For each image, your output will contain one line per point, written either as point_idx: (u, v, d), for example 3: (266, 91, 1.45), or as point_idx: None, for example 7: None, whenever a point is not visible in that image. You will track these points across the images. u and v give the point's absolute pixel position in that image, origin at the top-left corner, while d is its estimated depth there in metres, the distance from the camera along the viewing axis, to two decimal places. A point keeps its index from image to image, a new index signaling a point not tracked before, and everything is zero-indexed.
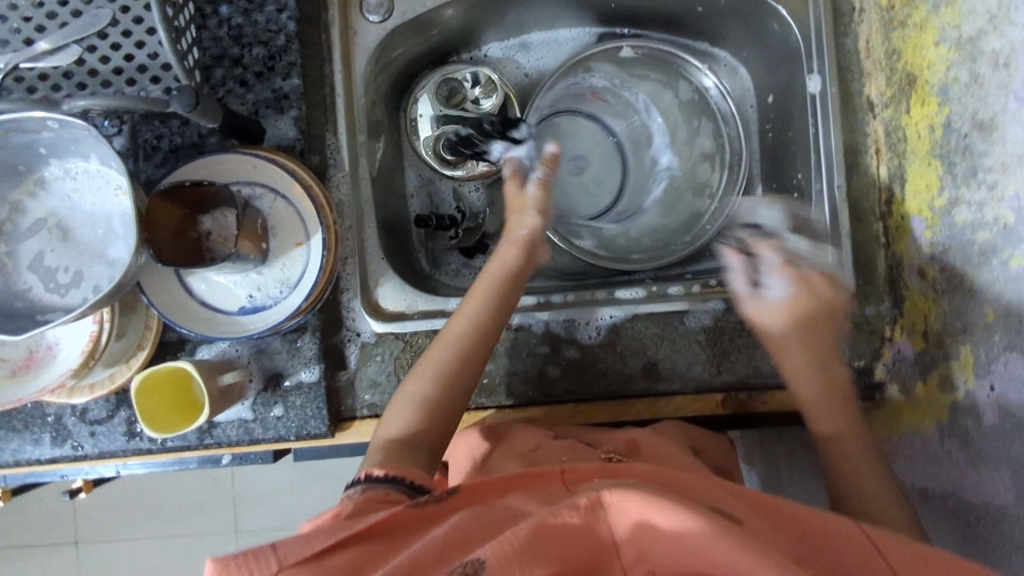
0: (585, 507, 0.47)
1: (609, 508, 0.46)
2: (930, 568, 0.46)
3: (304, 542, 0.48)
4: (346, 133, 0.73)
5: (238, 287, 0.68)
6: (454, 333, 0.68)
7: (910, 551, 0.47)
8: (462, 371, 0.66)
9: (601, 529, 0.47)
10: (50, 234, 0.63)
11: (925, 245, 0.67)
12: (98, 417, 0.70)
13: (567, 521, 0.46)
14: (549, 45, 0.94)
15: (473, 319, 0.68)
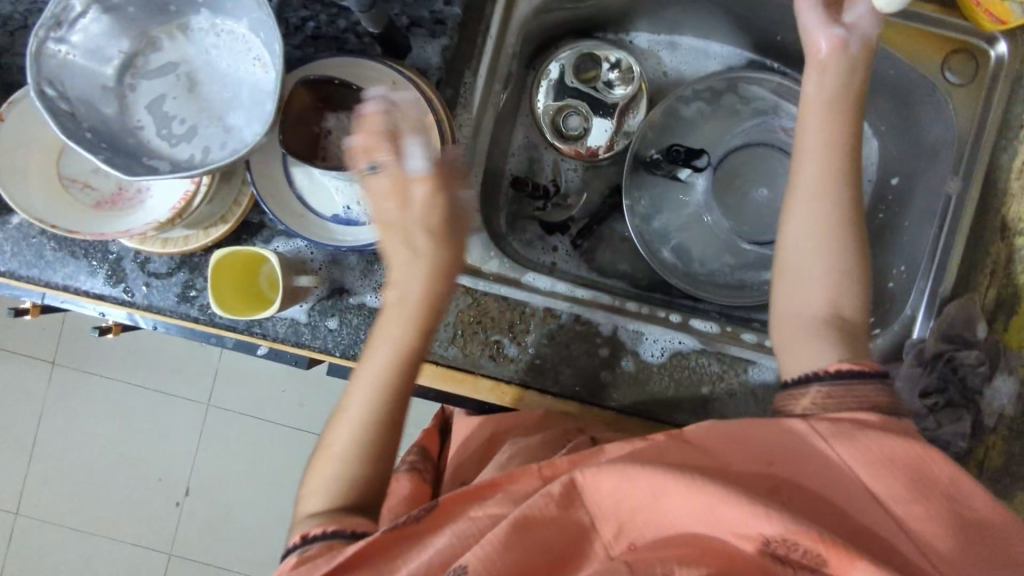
0: (559, 491, 0.49)
1: (582, 488, 0.50)
2: (894, 460, 0.48)
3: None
4: (485, 78, 0.71)
5: (338, 195, 0.65)
6: (408, 293, 0.55)
7: (860, 447, 0.48)
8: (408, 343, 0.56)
9: (577, 512, 0.49)
10: (177, 80, 0.61)
11: (1015, 380, 0.68)
12: (159, 270, 0.69)
13: (543, 511, 0.48)
14: (696, 53, 0.90)
15: (401, 316, 0.55)
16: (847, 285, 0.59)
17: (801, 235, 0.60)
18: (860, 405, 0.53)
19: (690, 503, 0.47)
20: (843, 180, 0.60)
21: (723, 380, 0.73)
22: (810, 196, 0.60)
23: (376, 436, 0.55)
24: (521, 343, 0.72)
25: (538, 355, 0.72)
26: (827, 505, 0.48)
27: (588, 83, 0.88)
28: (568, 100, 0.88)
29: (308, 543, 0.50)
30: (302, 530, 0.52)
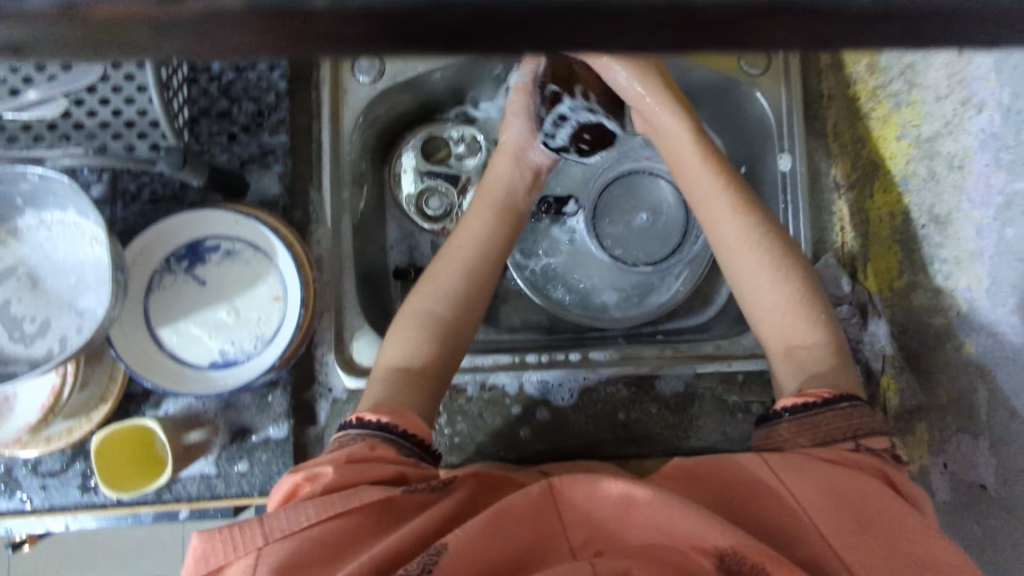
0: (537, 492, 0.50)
1: (559, 493, 0.50)
2: (833, 488, 0.49)
3: (299, 513, 0.46)
4: (330, 190, 0.73)
5: (212, 341, 0.67)
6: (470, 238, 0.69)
7: (812, 479, 0.50)
8: (495, 224, 0.71)
9: (553, 508, 0.50)
10: (19, 282, 0.62)
11: (885, 321, 0.71)
12: (52, 469, 0.67)
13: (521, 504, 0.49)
14: None
15: (467, 278, 0.67)
16: (814, 308, 0.63)
17: (751, 266, 0.64)
18: (818, 437, 0.54)
19: (653, 509, 0.47)
20: (748, 218, 0.65)
21: (636, 402, 0.75)
22: (737, 227, 0.65)
23: (430, 352, 0.63)
24: (436, 427, 0.73)
25: (455, 434, 0.74)
26: (770, 526, 0.49)
27: (442, 162, 0.85)
28: (426, 182, 0.84)
29: (361, 435, 0.54)
30: (359, 412, 0.57)
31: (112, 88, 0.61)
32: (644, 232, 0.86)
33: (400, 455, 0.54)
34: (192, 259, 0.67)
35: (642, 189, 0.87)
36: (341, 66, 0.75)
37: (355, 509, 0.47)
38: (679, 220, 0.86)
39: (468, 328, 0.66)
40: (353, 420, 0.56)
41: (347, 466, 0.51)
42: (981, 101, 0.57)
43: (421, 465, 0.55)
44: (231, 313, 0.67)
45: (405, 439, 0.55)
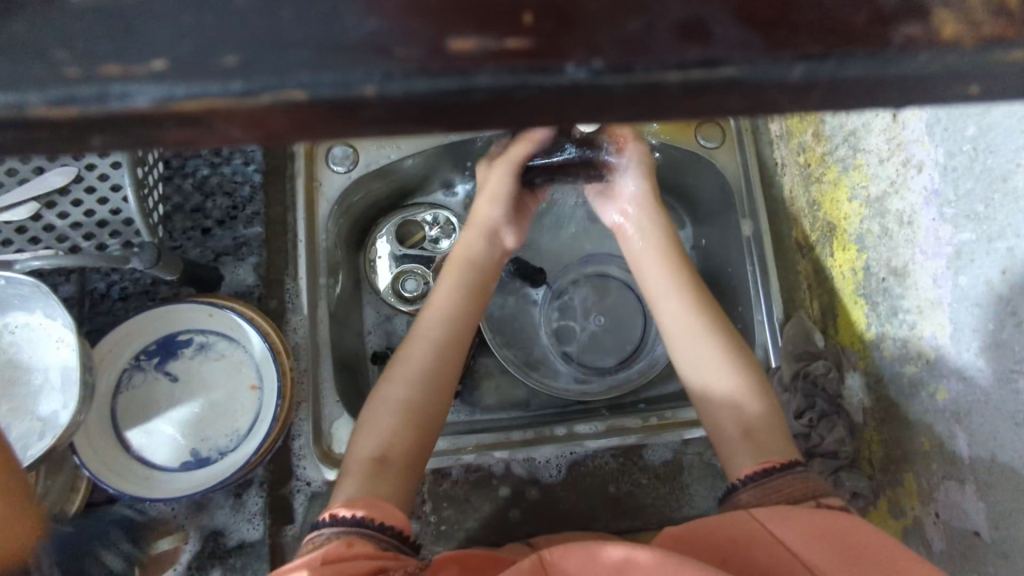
0: (526, 567, 0.47)
1: (551, 565, 0.47)
2: (813, 529, 0.48)
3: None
4: (305, 277, 0.73)
5: (184, 440, 0.64)
6: (432, 317, 0.66)
7: (789, 521, 0.49)
8: (468, 304, 0.67)
9: None
10: None
11: (859, 374, 0.72)
12: None
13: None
14: None
15: (440, 351, 0.65)
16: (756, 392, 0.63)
17: (717, 380, 0.64)
18: (783, 499, 0.54)
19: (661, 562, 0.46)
20: (718, 332, 0.66)
21: (624, 474, 0.73)
22: (703, 339, 0.65)
23: (400, 447, 0.61)
24: (421, 516, 0.70)
25: (442, 521, 0.71)
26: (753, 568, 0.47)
27: (419, 246, 0.86)
28: (404, 265, 0.84)
29: (337, 532, 0.52)
30: (335, 507, 0.55)
31: (86, 188, 0.63)
32: (600, 335, 0.89)
33: (380, 550, 0.51)
34: (164, 355, 0.66)
35: (608, 295, 0.90)
36: (315, 158, 0.77)
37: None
38: (636, 322, 0.89)
39: (440, 401, 0.64)
40: (327, 517, 0.54)
41: (324, 567, 0.48)
42: (920, 162, 0.61)
43: (402, 558, 0.52)
44: (205, 407, 0.65)
45: (386, 535, 0.53)
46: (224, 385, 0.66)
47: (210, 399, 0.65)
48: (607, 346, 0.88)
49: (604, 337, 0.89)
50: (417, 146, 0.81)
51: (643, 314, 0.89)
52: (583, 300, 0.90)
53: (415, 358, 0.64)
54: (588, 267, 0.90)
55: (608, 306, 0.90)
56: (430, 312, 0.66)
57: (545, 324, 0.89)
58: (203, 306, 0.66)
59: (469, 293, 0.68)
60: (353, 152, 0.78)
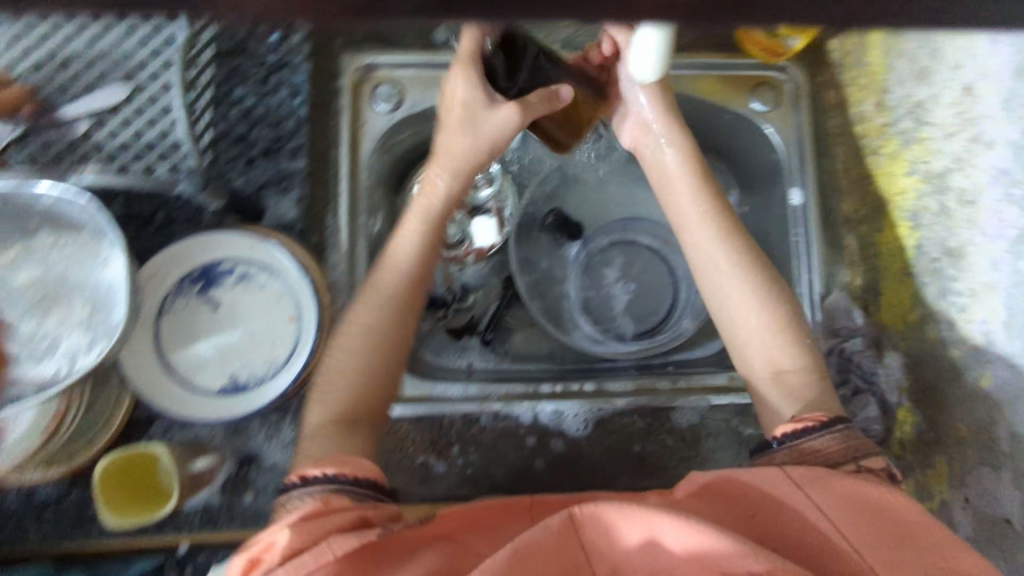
0: (557, 524, 0.46)
1: (582, 522, 0.46)
2: (854, 498, 0.48)
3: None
4: (347, 214, 0.72)
5: (223, 366, 0.65)
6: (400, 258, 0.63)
7: (831, 491, 0.48)
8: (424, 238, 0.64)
9: (576, 547, 0.45)
10: (31, 300, 0.60)
11: (899, 354, 0.72)
12: (48, 499, 0.64)
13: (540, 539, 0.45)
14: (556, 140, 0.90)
15: (391, 291, 0.62)
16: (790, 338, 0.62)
17: (744, 317, 0.64)
18: (819, 462, 0.53)
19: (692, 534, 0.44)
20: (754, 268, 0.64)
21: (651, 434, 0.74)
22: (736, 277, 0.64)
23: (365, 405, 0.59)
24: (448, 458, 0.72)
25: (468, 465, 0.72)
26: (785, 541, 0.47)
27: None
28: None
29: (310, 492, 0.51)
30: (301, 470, 0.53)
31: (136, 109, 0.62)
32: (629, 302, 0.88)
33: (357, 501, 0.51)
34: (207, 282, 0.66)
35: (637, 260, 0.90)
36: (360, 95, 0.76)
37: (329, 560, 0.44)
38: (665, 289, 0.89)
39: (395, 352, 0.61)
40: (296, 480, 0.52)
41: (304, 525, 0.47)
42: (990, 140, 0.61)
43: (381, 506, 0.52)
44: (244, 336, 0.66)
45: (360, 485, 0.52)
46: (263, 315, 0.66)
47: (249, 327, 0.66)
48: (638, 309, 0.88)
49: (635, 301, 0.89)
50: None
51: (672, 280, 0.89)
52: (616, 262, 0.90)
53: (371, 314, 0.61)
54: (624, 229, 0.90)
55: (638, 272, 0.89)
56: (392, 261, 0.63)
57: (575, 285, 0.89)
58: (245, 234, 0.67)
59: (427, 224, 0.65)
60: (398, 91, 0.76)
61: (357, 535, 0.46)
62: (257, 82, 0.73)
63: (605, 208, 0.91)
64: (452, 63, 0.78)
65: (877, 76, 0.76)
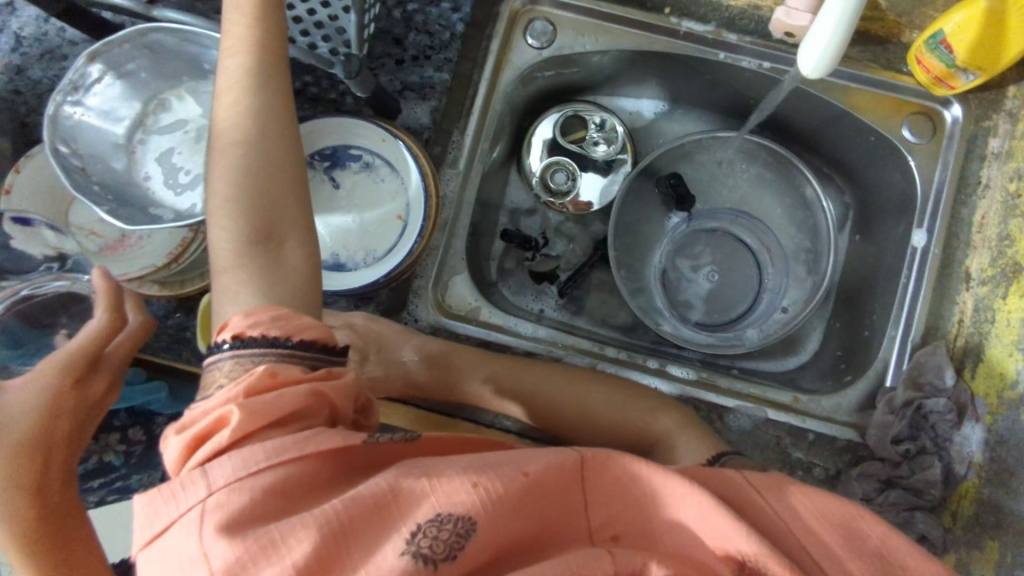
0: (569, 463, 0.45)
1: (589, 469, 0.46)
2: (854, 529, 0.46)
3: (243, 458, 0.38)
4: (472, 135, 0.75)
5: (329, 241, 0.70)
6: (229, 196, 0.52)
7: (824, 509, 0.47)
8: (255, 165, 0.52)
9: (574, 488, 0.45)
10: (185, 135, 0.66)
11: (982, 427, 0.69)
12: (156, 314, 0.71)
13: (543, 472, 0.44)
14: (687, 119, 0.90)
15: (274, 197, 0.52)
16: (656, 413, 0.68)
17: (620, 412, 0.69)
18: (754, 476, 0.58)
19: (691, 499, 0.45)
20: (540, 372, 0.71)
21: None
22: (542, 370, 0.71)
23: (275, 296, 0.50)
24: None
25: None
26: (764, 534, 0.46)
27: (577, 143, 0.86)
28: (557, 158, 0.85)
29: (255, 357, 0.44)
30: (236, 324, 0.46)
31: None
32: (712, 290, 0.90)
33: (303, 373, 0.44)
34: (333, 164, 0.71)
35: (730, 252, 0.91)
36: (515, 26, 0.77)
37: (311, 451, 0.40)
38: (750, 286, 0.90)
39: (294, 193, 0.54)
40: (231, 338, 0.45)
41: (256, 405, 0.41)
42: None
43: (333, 377, 0.46)
44: (356, 221, 0.70)
45: (308, 349, 0.46)
46: (376, 206, 0.71)
47: (361, 213, 0.71)
48: (716, 299, 0.89)
49: (715, 290, 0.90)
50: (616, 45, 0.79)
51: (760, 279, 0.90)
52: (709, 248, 0.91)
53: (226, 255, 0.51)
54: (731, 217, 0.91)
55: (725, 263, 0.91)
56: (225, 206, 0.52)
57: (662, 255, 0.90)
58: (380, 125, 0.70)
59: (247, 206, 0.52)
60: (552, 31, 0.78)
61: (341, 433, 0.42)
62: None
63: (716, 198, 0.91)
64: (612, 15, 0.78)
65: None
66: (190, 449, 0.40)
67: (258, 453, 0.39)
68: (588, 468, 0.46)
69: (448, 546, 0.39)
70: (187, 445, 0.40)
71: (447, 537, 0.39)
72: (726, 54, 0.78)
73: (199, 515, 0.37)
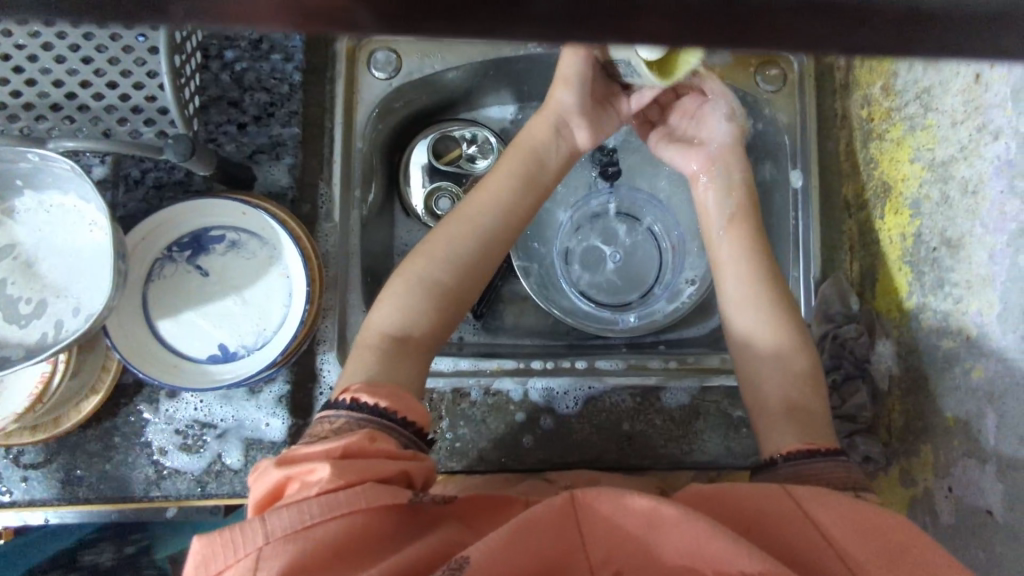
0: (558, 504, 0.47)
1: (580, 506, 0.47)
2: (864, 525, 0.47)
3: (300, 511, 0.45)
4: (340, 186, 0.71)
5: (214, 334, 0.64)
6: (440, 253, 0.65)
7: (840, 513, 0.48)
8: (484, 237, 0.67)
9: (575, 526, 0.47)
10: (14, 262, 0.59)
11: (891, 342, 0.72)
12: (36, 460, 0.64)
13: (542, 518, 0.46)
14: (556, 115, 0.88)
15: (450, 262, 0.65)
16: (780, 331, 0.65)
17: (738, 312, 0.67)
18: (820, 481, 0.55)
19: (685, 534, 0.45)
20: (799, 345, 0.65)
21: (640, 413, 0.74)
22: (744, 283, 0.68)
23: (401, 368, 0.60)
24: (437, 431, 0.72)
25: (457, 438, 0.72)
26: (788, 548, 0.47)
27: (453, 164, 0.82)
28: (437, 183, 0.82)
29: (361, 421, 0.53)
30: (354, 388, 0.56)
31: (122, 72, 0.60)
32: (617, 270, 0.89)
33: (399, 449, 0.53)
34: (196, 250, 0.65)
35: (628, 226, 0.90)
36: (357, 62, 0.74)
37: (363, 510, 0.46)
38: (651, 262, 0.89)
39: (473, 275, 0.66)
40: (347, 400, 0.55)
41: (339, 462, 0.49)
42: (997, 129, 0.59)
43: (419, 459, 0.53)
44: (238, 303, 0.65)
45: (403, 431, 0.55)
46: (253, 281, 0.66)
47: (240, 292, 0.65)
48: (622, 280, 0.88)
49: (622, 270, 0.89)
50: (462, 60, 0.77)
51: (661, 253, 0.89)
52: (603, 230, 0.90)
53: (398, 309, 0.63)
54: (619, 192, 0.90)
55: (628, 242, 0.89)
56: (451, 238, 0.66)
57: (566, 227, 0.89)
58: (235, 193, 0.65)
59: (465, 268, 0.65)
60: (397, 58, 0.75)
61: (392, 492, 0.48)
62: (249, 44, 0.71)
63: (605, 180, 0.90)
64: None
65: (885, 58, 0.73)
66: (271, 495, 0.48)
67: (315, 508, 0.45)
68: (582, 506, 0.47)
69: None
70: (270, 489, 0.49)
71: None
72: None
73: (254, 562, 0.43)
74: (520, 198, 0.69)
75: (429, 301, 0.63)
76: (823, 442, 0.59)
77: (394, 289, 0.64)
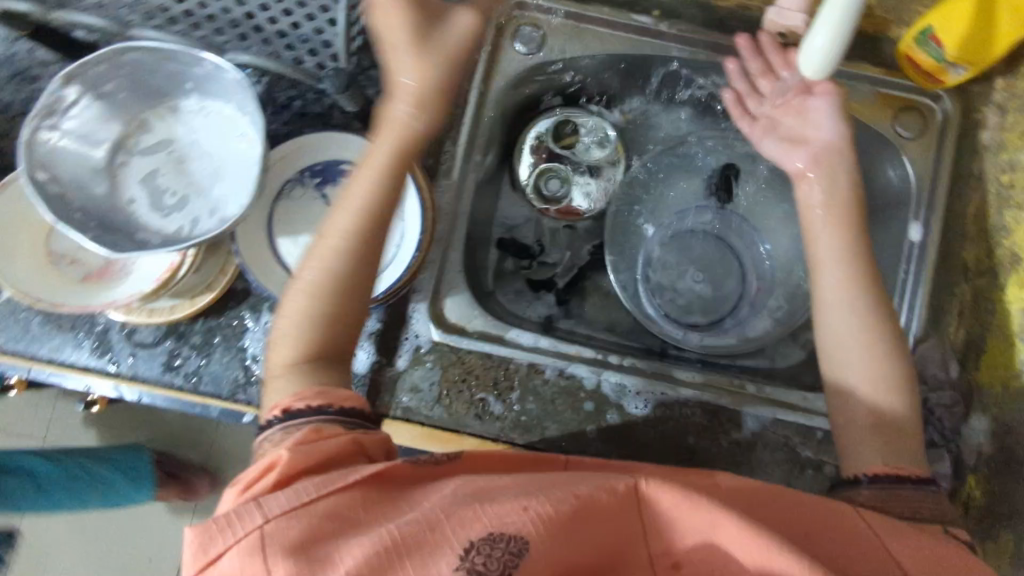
0: (621, 491, 0.46)
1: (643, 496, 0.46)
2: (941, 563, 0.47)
3: (296, 490, 0.45)
4: (464, 147, 0.74)
5: None
6: (321, 259, 0.57)
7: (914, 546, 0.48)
8: (370, 232, 0.57)
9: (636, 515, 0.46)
10: (168, 156, 0.64)
11: (987, 418, 0.69)
12: (147, 340, 0.69)
13: (605, 503, 0.46)
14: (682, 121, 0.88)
15: (339, 262, 0.56)
16: (884, 373, 0.62)
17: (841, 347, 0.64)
18: (903, 509, 0.54)
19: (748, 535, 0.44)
20: (881, 350, 0.62)
21: (709, 430, 0.73)
22: (855, 319, 0.64)
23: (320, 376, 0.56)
24: (507, 400, 0.72)
25: (524, 412, 0.72)
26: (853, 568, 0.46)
27: (569, 149, 0.86)
28: (550, 164, 0.85)
29: (302, 423, 0.51)
30: (284, 403, 0.53)
31: None
32: (704, 288, 0.87)
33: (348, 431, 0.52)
34: (325, 179, 0.69)
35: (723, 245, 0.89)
36: (503, 33, 0.76)
37: (355, 485, 0.46)
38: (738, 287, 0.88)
39: (362, 270, 0.57)
40: (278, 414, 0.52)
41: (296, 452, 0.48)
42: None
43: (371, 433, 0.53)
44: None
45: (348, 414, 0.53)
46: None
47: None
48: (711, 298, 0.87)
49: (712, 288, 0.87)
50: (605, 50, 0.78)
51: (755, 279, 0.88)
52: (699, 247, 0.89)
53: (288, 322, 0.57)
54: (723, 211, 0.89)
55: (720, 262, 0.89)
56: (326, 238, 0.57)
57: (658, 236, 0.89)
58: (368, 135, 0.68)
59: (347, 271, 0.56)
60: (541, 36, 0.77)
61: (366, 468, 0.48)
62: None
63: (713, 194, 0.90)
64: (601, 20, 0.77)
65: None
66: (243, 495, 0.47)
67: (309, 485, 0.45)
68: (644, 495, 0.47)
69: (502, 563, 0.42)
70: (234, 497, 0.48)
71: (500, 555, 0.42)
72: (720, 55, 0.78)
73: (253, 539, 0.42)
74: (395, 189, 0.58)
75: (334, 312, 0.57)
76: (911, 467, 0.58)
77: (291, 305, 0.57)
